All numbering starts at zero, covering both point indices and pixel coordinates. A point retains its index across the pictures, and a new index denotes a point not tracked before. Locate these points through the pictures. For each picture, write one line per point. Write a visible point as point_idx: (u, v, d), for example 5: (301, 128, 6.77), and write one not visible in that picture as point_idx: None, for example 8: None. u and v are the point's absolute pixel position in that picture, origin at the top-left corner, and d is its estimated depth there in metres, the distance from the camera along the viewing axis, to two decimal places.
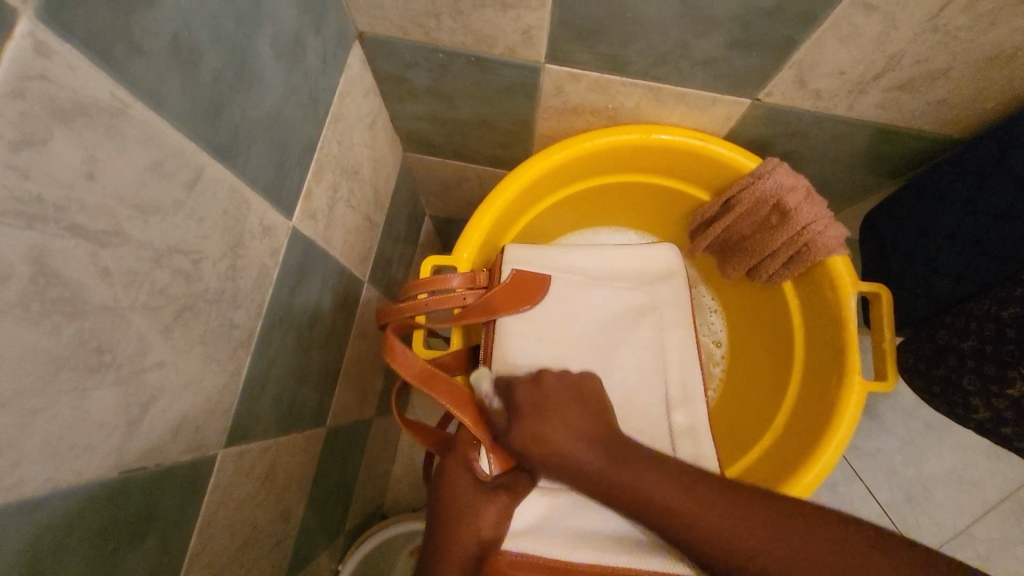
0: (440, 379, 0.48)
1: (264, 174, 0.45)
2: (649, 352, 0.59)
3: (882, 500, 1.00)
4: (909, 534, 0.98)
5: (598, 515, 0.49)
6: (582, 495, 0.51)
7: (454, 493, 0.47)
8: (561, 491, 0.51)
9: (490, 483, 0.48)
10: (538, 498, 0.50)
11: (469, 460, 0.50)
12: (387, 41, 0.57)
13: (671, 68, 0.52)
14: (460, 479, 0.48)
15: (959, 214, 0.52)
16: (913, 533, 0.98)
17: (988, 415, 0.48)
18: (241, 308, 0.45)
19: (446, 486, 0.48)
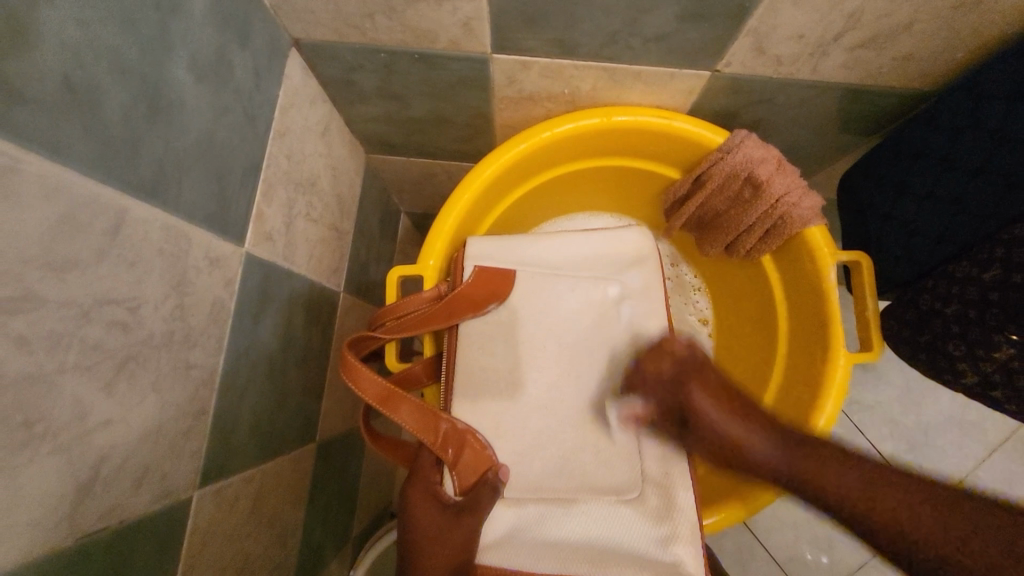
0: (404, 400, 0.46)
1: (202, 204, 0.42)
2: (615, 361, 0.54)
3: (886, 452, 1.00)
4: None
5: (567, 524, 0.48)
6: (546, 505, 0.49)
7: (419, 524, 0.45)
8: (528, 501, 0.49)
9: (454, 504, 0.45)
10: (505, 513, 0.48)
11: (429, 485, 0.46)
12: (324, 44, 0.54)
13: (622, 47, 0.50)
14: (421, 507, 0.46)
15: (934, 171, 0.50)
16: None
17: (975, 379, 0.46)
18: (197, 347, 0.44)
19: (408, 503, 0.46)
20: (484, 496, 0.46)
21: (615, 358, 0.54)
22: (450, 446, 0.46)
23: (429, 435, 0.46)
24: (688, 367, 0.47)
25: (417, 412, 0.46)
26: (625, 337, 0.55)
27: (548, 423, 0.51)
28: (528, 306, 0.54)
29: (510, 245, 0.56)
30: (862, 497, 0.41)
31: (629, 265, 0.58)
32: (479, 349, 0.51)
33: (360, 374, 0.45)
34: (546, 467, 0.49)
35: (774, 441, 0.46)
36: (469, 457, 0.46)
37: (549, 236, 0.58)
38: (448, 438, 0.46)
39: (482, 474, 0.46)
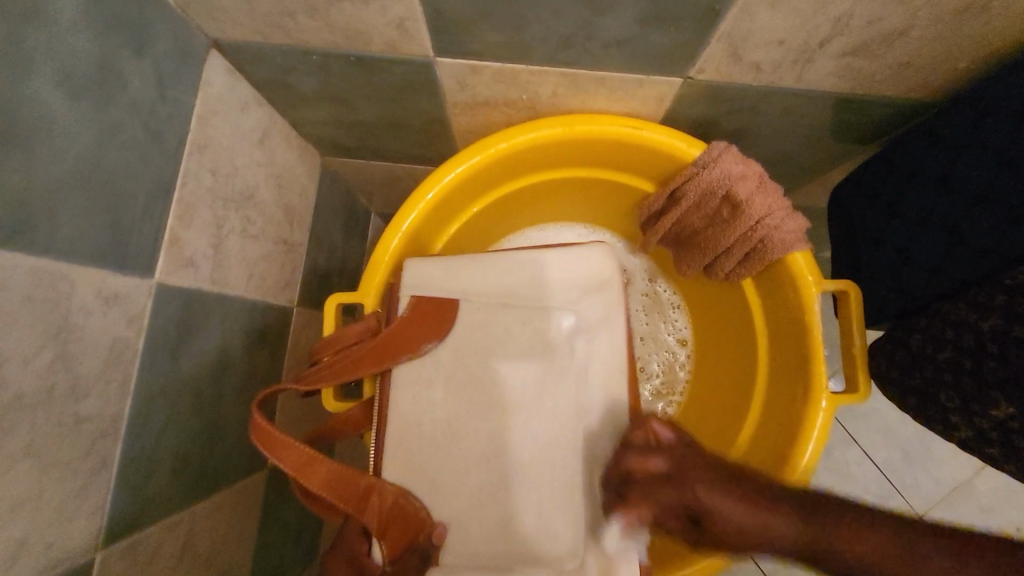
0: (320, 466, 0.42)
1: (88, 237, 0.37)
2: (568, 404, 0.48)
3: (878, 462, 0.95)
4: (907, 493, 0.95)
5: None
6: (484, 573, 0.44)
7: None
8: (464, 568, 0.45)
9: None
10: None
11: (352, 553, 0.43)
12: (248, 44, 0.48)
13: (580, 51, 0.44)
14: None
15: (931, 194, 0.44)
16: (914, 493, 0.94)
17: (970, 434, 0.41)
18: (90, 397, 0.39)
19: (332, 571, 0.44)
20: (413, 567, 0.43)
21: (568, 399, 0.49)
22: (380, 513, 0.43)
23: (350, 500, 0.42)
24: (672, 463, 0.43)
25: (338, 475, 0.42)
26: (578, 372, 0.50)
27: (492, 473, 0.46)
28: (475, 342, 0.49)
29: (459, 270, 0.53)
30: (742, 527, 0.41)
31: (590, 292, 0.53)
32: (414, 397, 0.48)
33: (270, 433, 0.42)
34: (486, 523, 0.45)
35: (724, 499, 0.42)
36: (400, 525, 0.43)
37: (498, 261, 0.53)
38: (380, 503, 0.43)
39: (413, 541, 0.44)
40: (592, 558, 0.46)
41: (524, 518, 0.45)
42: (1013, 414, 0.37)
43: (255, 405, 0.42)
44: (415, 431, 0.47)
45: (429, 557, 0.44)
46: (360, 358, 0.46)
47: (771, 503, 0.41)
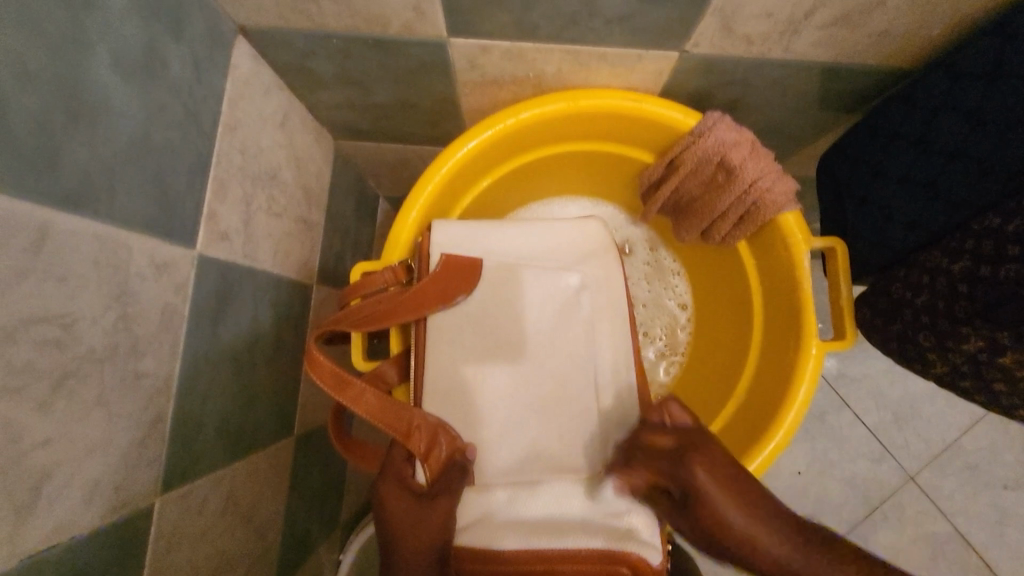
0: (351, 384, 0.45)
1: (141, 210, 0.41)
2: (580, 352, 0.53)
3: (867, 422, 1.06)
4: (895, 451, 1.05)
5: (534, 504, 0.47)
6: (517, 490, 0.48)
7: (392, 511, 0.44)
8: (497, 486, 0.48)
9: (426, 491, 0.44)
10: (477, 499, 0.47)
11: (400, 476, 0.46)
12: (272, 31, 0.51)
13: (584, 28, 0.47)
14: (394, 498, 0.45)
15: (910, 155, 0.48)
16: (900, 450, 1.04)
17: (945, 369, 0.46)
18: (147, 356, 0.43)
19: (380, 498, 0.45)
20: (454, 480, 0.45)
21: (580, 345, 0.53)
22: (421, 440, 0.45)
23: (399, 428, 0.45)
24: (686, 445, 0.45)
25: (384, 406, 0.46)
26: (587, 325, 0.55)
27: (515, 410, 0.50)
28: (491, 297, 0.53)
29: (474, 232, 0.56)
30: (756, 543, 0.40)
31: (587, 255, 0.58)
32: (444, 345, 0.51)
33: (316, 362, 0.46)
34: (511, 453, 0.49)
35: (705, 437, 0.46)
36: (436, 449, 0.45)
37: (513, 225, 0.58)
38: (420, 431, 0.45)
39: (450, 459, 0.46)
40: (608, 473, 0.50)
41: (543, 449, 0.49)
42: (981, 345, 0.41)
43: (311, 337, 0.46)
44: (439, 389, 0.50)
45: (470, 474, 0.47)
46: (393, 310, 0.50)
47: (801, 545, 0.40)
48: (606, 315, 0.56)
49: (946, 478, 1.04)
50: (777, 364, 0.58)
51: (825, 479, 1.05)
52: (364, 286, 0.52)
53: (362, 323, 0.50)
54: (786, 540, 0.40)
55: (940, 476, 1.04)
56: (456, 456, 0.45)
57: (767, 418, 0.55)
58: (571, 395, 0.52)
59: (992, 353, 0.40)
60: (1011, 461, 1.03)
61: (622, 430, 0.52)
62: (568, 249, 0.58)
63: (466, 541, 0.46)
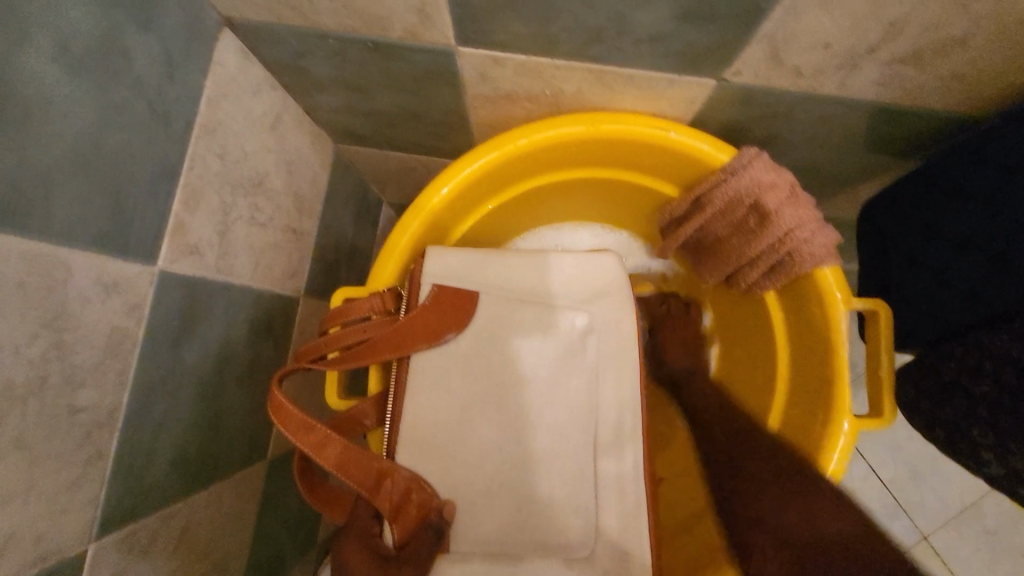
0: (318, 429, 0.40)
1: (87, 223, 0.35)
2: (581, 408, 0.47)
3: (883, 478, 0.98)
4: (911, 510, 0.98)
5: None
6: (495, 566, 0.42)
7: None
8: (474, 556, 0.42)
9: (394, 557, 0.39)
10: (450, 574, 0.41)
11: (365, 536, 0.40)
12: (262, 25, 0.46)
13: (611, 46, 0.41)
14: (355, 561, 0.39)
15: (974, 216, 0.42)
16: (918, 510, 0.97)
17: (1001, 472, 0.39)
18: (85, 387, 0.37)
19: (340, 560, 0.40)
20: (425, 546, 0.40)
21: (580, 399, 0.47)
22: (392, 498, 0.41)
23: (366, 481, 0.40)
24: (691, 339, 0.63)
25: (353, 457, 0.40)
26: (592, 376, 0.49)
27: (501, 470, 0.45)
28: (485, 338, 0.48)
29: (474, 262, 0.51)
30: (778, 498, 0.42)
31: (600, 296, 0.52)
32: (428, 390, 0.46)
33: (278, 403, 0.40)
34: (495, 520, 0.43)
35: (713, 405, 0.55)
36: (411, 506, 0.41)
37: (518, 257, 0.52)
38: (392, 486, 0.41)
39: (424, 519, 0.41)
40: (601, 553, 0.44)
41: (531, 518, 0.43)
42: None
43: (276, 374, 0.41)
44: (417, 441, 0.44)
45: (443, 542, 0.41)
46: (375, 346, 0.45)
47: (813, 511, 0.40)
48: (614, 367, 0.50)
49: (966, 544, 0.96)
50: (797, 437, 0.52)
51: None
52: (344, 315, 0.46)
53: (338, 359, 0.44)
54: (833, 513, 0.40)
55: (958, 541, 0.96)
56: (432, 517, 0.41)
57: None
58: (567, 456, 0.45)
59: None
60: None
61: (619, 505, 0.46)
62: (576, 288, 0.52)
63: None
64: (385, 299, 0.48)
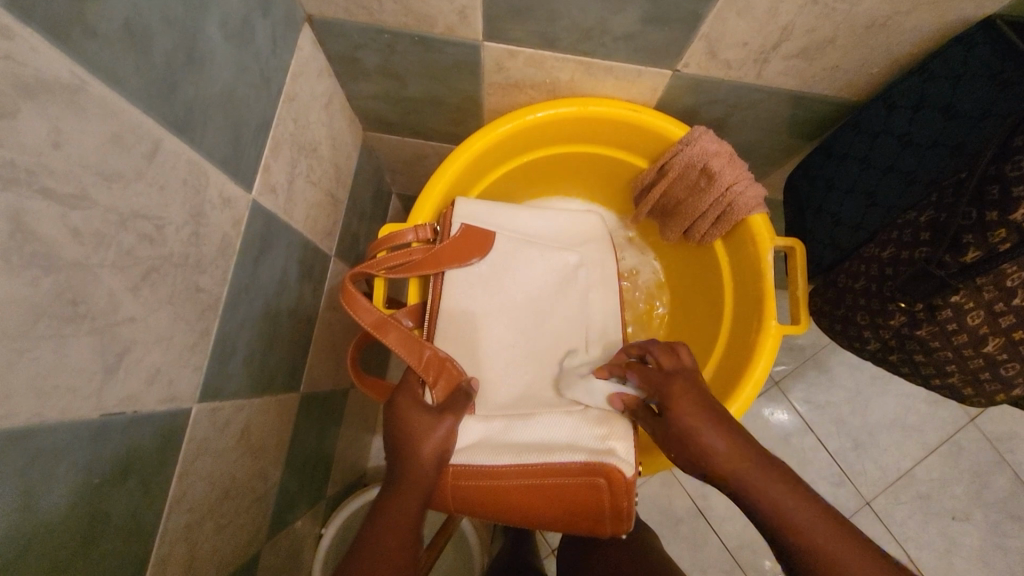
0: (391, 326, 0.54)
1: (220, 149, 0.48)
2: (572, 317, 0.65)
3: (830, 449, 1.15)
4: (854, 478, 1.14)
5: (526, 432, 0.56)
6: (512, 420, 0.57)
7: (404, 420, 0.52)
8: (495, 417, 0.57)
9: (435, 407, 0.53)
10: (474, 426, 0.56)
11: (413, 395, 0.54)
12: (335, 23, 0.60)
13: (597, 42, 0.57)
14: (408, 409, 0.52)
15: (855, 171, 0.59)
16: (859, 477, 1.14)
17: (877, 344, 0.57)
18: (205, 273, 0.50)
19: (393, 412, 0.53)
20: (459, 402, 0.54)
21: (571, 311, 0.65)
22: (430, 368, 0.55)
23: (417, 357, 0.54)
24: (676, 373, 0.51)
25: (404, 338, 0.55)
26: (580, 295, 0.66)
27: (514, 354, 0.61)
28: (502, 262, 0.63)
29: (495, 208, 0.66)
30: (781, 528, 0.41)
31: (585, 241, 0.69)
32: (461, 294, 0.61)
33: (354, 296, 0.54)
34: (510, 391, 0.60)
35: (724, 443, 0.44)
36: (446, 376, 0.55)
37: (526, 209, 0.68)
38: (431, 360, 0.55)
39: (456, 386, 0.55)
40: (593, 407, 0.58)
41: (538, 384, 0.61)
42: (903, 320, 0.51)
43: (350, 274, 0.54)
44: (449, 335, 0.59)
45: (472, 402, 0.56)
46: (419, 262, 0.58)
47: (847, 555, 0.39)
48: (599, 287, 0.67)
49: (898, 503, 1.13)
50: (734, 346, 0.68)
51: None
52: (393, 236, 0.59)
53: (395, 268, 0.59)
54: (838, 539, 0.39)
55: (893, 505, 1.13)
56: (462, 383, 0.55)
57: (728, 389, 0.63)
58: (561, 348, 0.63)
59: (910, 326, 0.51)
60: (956, 488, 1.13)
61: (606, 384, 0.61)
62: (567, 235, 0.69)
63: (462, 461, 0.53)
64: (426, 228, 0.61)
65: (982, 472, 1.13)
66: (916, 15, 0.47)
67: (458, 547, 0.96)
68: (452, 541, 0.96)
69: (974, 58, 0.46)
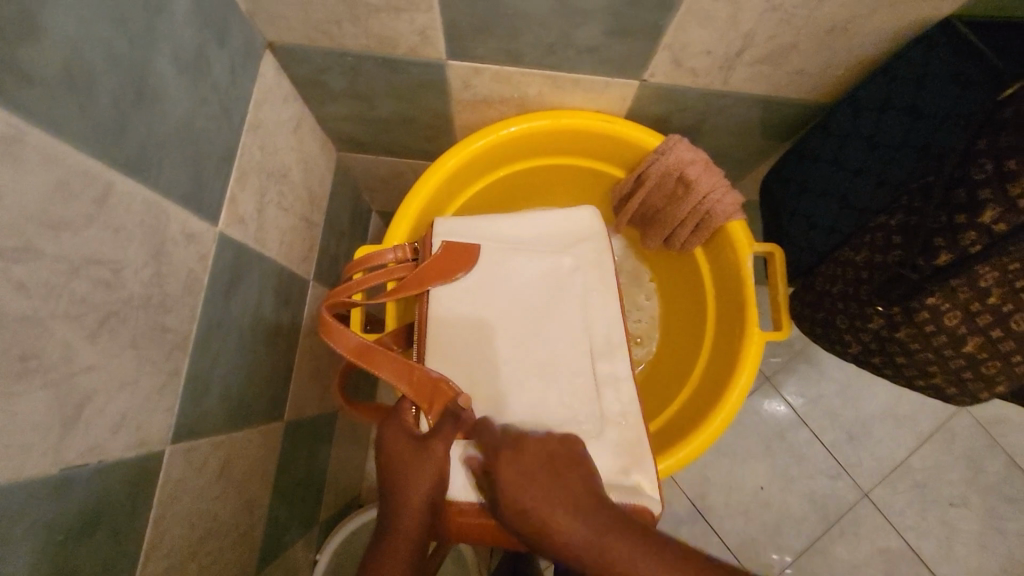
0: (376, 352, 0.52)
1: (180, 184, 0.47)
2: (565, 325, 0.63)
3: (826, 443, 1.15)
4: (852, 470, 1.14)
5: None
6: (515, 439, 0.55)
7: (399, 456, 0.52)
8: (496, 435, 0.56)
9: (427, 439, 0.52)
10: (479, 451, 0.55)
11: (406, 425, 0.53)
12: (297, 48, 0.59)
13: (561, 56, 0.56)
14: (400, 443, 0.52)
15: (827, 174, 0.58)
16: (855, 469, 1.13)
17: (860, 347, 0.57)
18: (171, 312, 0.48)
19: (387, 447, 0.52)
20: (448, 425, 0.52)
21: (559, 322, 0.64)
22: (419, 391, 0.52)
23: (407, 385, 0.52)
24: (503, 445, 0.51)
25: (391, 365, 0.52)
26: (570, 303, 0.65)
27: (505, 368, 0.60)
28: (487, 275, 0.62)
29: (475, 223, 0.65)
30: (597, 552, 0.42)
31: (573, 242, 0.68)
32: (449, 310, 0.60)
33: (337, 329, 0.53)
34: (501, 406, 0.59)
35: (586, 523, 0.43)
36: (439, 399, 0.52)
37: (511, 218, 0.68)
38: (418, 382, 0.52)
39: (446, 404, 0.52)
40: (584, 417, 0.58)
41: (524, 401, 0.59)
42: (881, 323, 0.51)
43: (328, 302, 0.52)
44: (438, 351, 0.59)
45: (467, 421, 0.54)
46: (399, 284, 0.58)
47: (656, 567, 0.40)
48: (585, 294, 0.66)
49: (898, 497, 1.12)
50: (720, 351, 0.67)
51: (786, 495, 1.12)
52: (370, 259, 0.58)
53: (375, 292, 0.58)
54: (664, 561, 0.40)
55: (894, 496, 1.12)
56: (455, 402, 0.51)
57: (717, 394, 0.62)
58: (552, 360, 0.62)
59: (889, 329, 0.51)
60: (954, 478, 1.12)
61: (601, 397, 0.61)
62: (554, 238, 0.68)
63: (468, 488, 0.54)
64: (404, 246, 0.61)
65: (979, 459, 1.13)
66: (877, 17, 0.46)
67: (456, 563, 0.95)
68: (450, 558, 0.95)
69: (935, 59, 0.47)
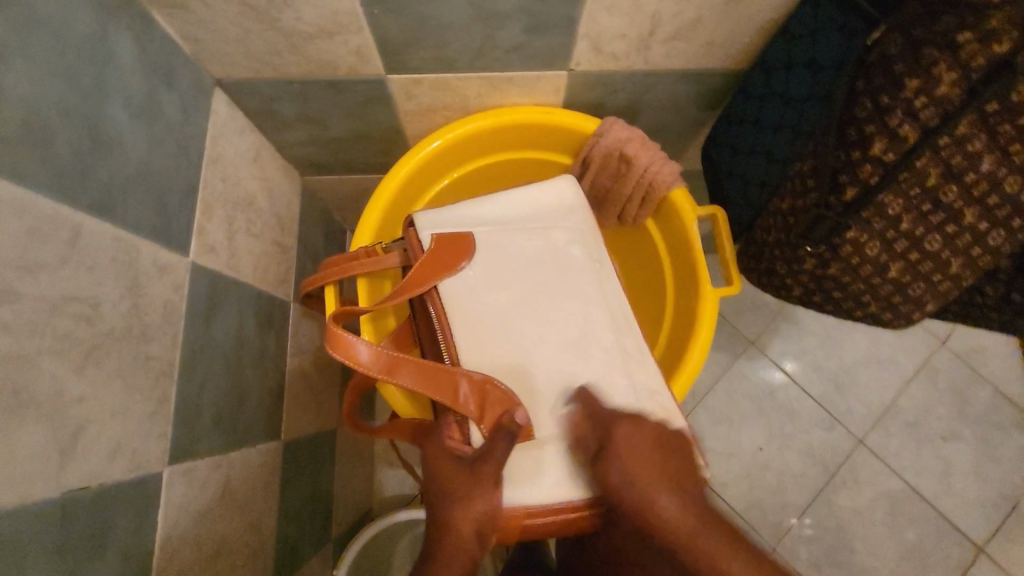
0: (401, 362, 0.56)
1: (147, 221, 0.51)
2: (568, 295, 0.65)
3: (814, 395, 1.18)
4: (843, 419, 1.17)
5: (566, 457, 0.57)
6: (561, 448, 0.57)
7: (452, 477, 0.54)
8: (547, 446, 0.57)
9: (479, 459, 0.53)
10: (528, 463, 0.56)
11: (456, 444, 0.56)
12: (244, 81, 0.63)
13: (490, 58, 0.60)
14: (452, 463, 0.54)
15: (751, 134, 0.62)
16: (845, 416, 1.17)
17: (804, 288, 0.65)
18: (153, 341, 0.52)
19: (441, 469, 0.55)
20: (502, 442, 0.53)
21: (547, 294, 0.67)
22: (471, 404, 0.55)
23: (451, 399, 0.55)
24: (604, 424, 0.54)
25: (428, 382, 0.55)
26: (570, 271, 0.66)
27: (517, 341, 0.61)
28: (484, 257, 0.65)
29: (460, 212, 0.68)
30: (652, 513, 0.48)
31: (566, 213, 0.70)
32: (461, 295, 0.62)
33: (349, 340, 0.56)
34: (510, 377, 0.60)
35: (663, 489, 0.48)
36: (492, 411, 0.55)
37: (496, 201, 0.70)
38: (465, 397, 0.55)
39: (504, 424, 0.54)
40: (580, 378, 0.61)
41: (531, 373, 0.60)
42: (814, 262, 0.60)
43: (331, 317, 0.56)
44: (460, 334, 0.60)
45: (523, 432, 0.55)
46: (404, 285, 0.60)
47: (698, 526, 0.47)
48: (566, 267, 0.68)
49: (890, 437, 1.16)
50: (681, 309, 0.71)
51: (783, 451, 1.16)
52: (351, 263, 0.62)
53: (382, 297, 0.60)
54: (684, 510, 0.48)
55: (887, 437, 1.16)
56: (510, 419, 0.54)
57: (686, 345, 0.66)
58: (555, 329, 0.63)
59: (822, 267, 0.60)
60: (941, 411, 1.16)
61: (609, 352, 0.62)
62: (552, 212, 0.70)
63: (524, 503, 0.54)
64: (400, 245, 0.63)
65: (963, 391, 1.17)
66: None
67: None
68: None
69: (821, 16, 0.51)
